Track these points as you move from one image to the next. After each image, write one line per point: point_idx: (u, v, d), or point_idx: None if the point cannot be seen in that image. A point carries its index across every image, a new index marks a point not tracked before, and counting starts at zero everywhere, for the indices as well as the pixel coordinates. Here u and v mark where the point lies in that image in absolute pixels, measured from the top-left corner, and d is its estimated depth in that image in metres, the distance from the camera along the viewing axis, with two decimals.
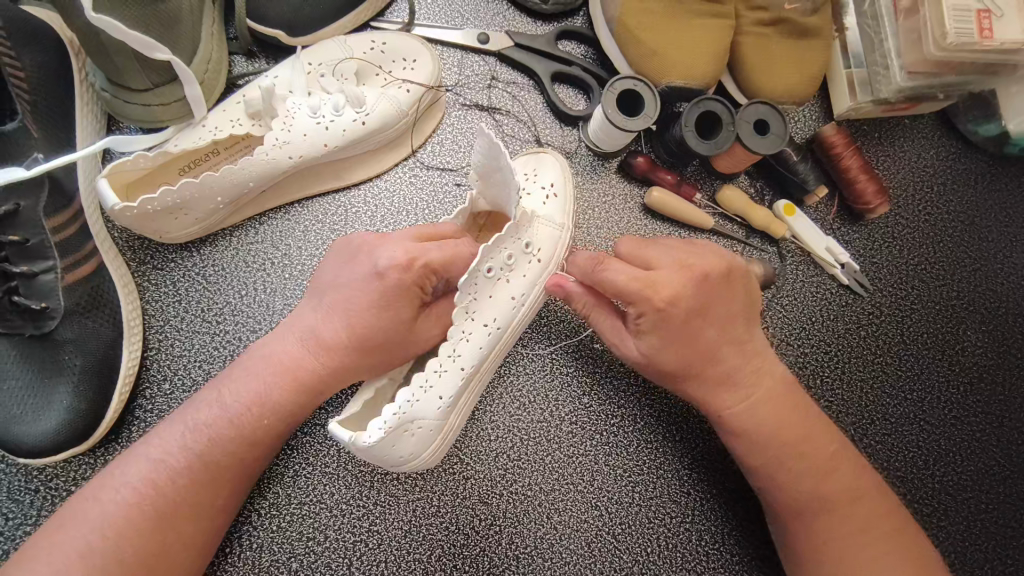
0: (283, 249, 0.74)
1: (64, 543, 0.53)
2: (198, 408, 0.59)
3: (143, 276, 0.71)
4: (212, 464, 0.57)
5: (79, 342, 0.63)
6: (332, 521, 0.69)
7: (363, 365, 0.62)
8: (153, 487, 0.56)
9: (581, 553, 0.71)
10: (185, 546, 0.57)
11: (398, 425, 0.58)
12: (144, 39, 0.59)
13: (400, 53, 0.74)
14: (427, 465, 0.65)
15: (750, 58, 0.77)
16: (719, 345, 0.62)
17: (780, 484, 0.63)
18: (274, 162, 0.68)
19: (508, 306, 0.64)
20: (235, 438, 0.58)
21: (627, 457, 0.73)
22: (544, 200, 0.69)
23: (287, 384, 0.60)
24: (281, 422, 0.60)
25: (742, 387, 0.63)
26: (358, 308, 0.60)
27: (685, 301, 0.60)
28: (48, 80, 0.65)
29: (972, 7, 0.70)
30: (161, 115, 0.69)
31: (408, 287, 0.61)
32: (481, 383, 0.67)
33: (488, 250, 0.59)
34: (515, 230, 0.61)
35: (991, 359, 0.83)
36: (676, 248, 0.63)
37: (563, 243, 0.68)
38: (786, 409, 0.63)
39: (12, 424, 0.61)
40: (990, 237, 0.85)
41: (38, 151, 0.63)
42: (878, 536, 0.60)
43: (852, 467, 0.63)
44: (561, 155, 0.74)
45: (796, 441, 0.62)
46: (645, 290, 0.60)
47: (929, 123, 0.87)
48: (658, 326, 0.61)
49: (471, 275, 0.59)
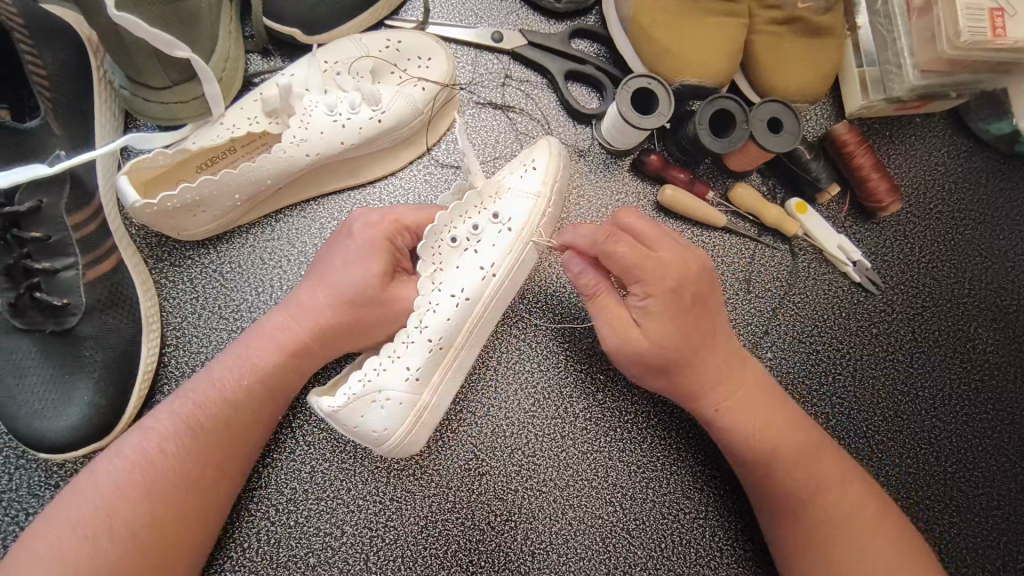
0: (299, 246, 0.75)
1: (60, 520, 0.53)
2: (191, 382, 0.61)
3: (160, 273, 0.72)
4: (199, 431, 0.59)
5: (99, 339, 0.64)
6: (348, 517, 0.69)
7: (343, 333, 0.63)
8: (149, 466, 0.56)
9: (595, 548, 0.71)
10: (190, 527, 0.58)
11: (363, 394, 0.60)
12: (164, 37, 0.60)
13: (414, 51, 0.74)
14: (406, 447, 0.64)
15: (763, 58, 0.78)
16: (713, 338, 0.63)
17: (776, 472, 0.63)
18: (291, 159, 0.68)
19: (477, 275, 0.63)
20: (218, 401, 0.60)
21: (641, 453, 0.74)
22: (522, 174, 0.67)
23: (268, 348, 0.62)
24: (260, 385, 0.61)
25: (727, 379, 0.63)
26: (334, 274, 0.64)
27: (689, 287, 0.61)
28: (69, 78, 0.65)
29: (986, 6, 0.70)
30: (179, 113, 0.70)
31: (378, 247, 0.64)
32: (465, 364, 0.66)
33: (445, 216, 0.62)
34: (475, 197, 0.64)
35: (1002, 357, 0.83)
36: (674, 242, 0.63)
37: (541, 213, 0.66)
38: (767, 394, 0.65)
39: (33, 419, 0.61)
40: (1001, 235, 0.86)
41: (60, 148, 0.64)
42: (867, 523, 0.61)
43: (835, 461, 0.64)
44: (554, 139, 0.71)
45: (782, 435, 0.63)
46: (658, 269, 0.59)
47: (940, 122, 0.87)
48: (670, 308, 0.60)
49: (429, 238, 0.62)
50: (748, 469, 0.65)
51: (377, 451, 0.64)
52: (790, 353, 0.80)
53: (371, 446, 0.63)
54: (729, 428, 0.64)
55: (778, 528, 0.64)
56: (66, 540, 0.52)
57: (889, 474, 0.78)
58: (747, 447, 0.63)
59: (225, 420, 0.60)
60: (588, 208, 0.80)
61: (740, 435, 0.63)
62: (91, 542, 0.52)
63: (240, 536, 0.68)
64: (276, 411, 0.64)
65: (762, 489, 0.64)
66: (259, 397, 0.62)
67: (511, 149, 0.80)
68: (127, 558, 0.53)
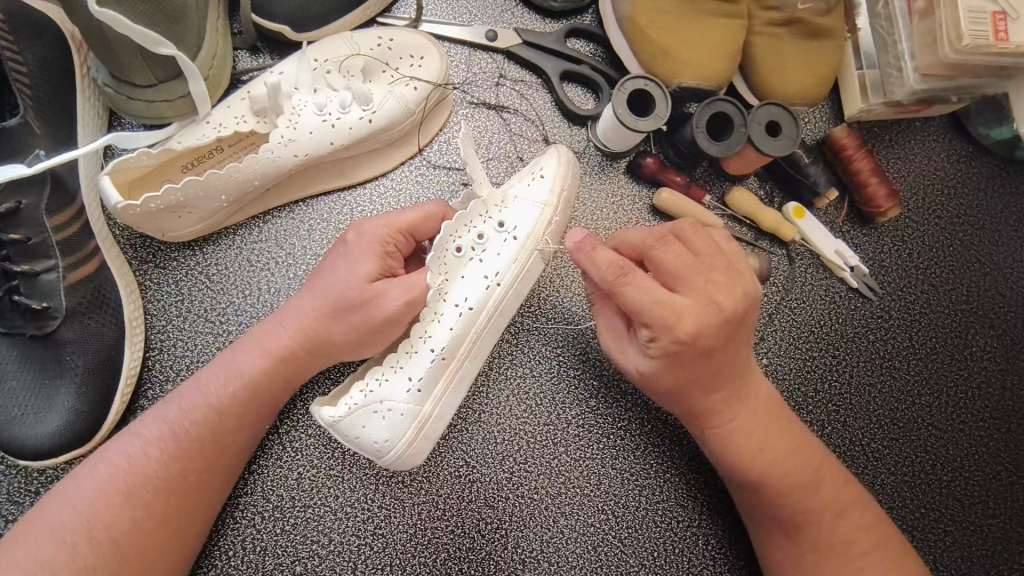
0: (287, 248, 0.73)
1: (40, 525, 0.52)
2: (182, 388, 0.60)
3: (145, 275, 0.70)
4: (185, 438, 0.58)
5: (81, 342, 0.62)
6: (335, 525, 0.68)
7: (332, 342, 0.61)
8: (133, 471, 0.55)
9: (586, 557, 0.70)
10: (177, 534, 0.57)
11: (365, 404, 0.60)
12: (148, 34, 0.59)
13: (407, 49, 0.73)
14: (408, 461, 0.63)
15: (760, 59, 0.77)
16: (716, 379, 0.60)
17: (770, 499, 0.62)
18: (280, 160, 0.67)
19: (481, 284, 0.62)
20: (204, 405, 0.59)
21: (634, 460, 0.73)
22: (530, 183, 0.66)
23: (256, 353, 0.61)
24: (245, 391, 0.60)
25: (731, 406, 0.62)
26: (325, 277, 0.62)
27: (702, 342, 0.56)
28: (50, 76, 0.64)
29: (988, 9, 0.68)
30: (164, 111, 0.68)
31: (371, 248, 0.61)
32: (468, 376, 0.65)
33: (451, 225, 0.60)
34: (481, 206, 0.63)
35: (999, 364, 0.83)
36: (699, 270, 0.58)
37: (547, 222, 0.65)
38: (771, 427, 0.63)
39: (12, 425, 0.60)
40: (1000, 241, 0.85)
41: (41, 148, 0.63)
42: (864, 552, 0.60)
43: (838, 483, 0.63)
44: (565, 147, 0.70)
45: (779, 465, 0.61)
46: (667, 320, 0.55)
47: (940, 125, 0.86)
48: (672, 356, 0.57)
49: (437, 252, 0.59)
50: (741, 488, 0.64)
51: (383, 458, 0.62)
52: (786, 359, 0.79)
53: (369, 456, 0.63)
54: (729, 452, 0.62)
55: (763, 544, 0.65)
56: (46, 545, 0.51)
57: (884, 483, 0.78)
58: (744, 475, 0.62)
59: (210, 427, 0.59)
60: (583, 211, 0.79)
61: (740, 461, 0.62)
62: (71, 548, 0.51)
63: (225, 544, 0.67)
64: (269, 416, 0.64)
65: (773, 517, 0.62)
66: (246, 403, 0.60)
67: (505, 150, 0.79)
68: (109, 562, 0.52)
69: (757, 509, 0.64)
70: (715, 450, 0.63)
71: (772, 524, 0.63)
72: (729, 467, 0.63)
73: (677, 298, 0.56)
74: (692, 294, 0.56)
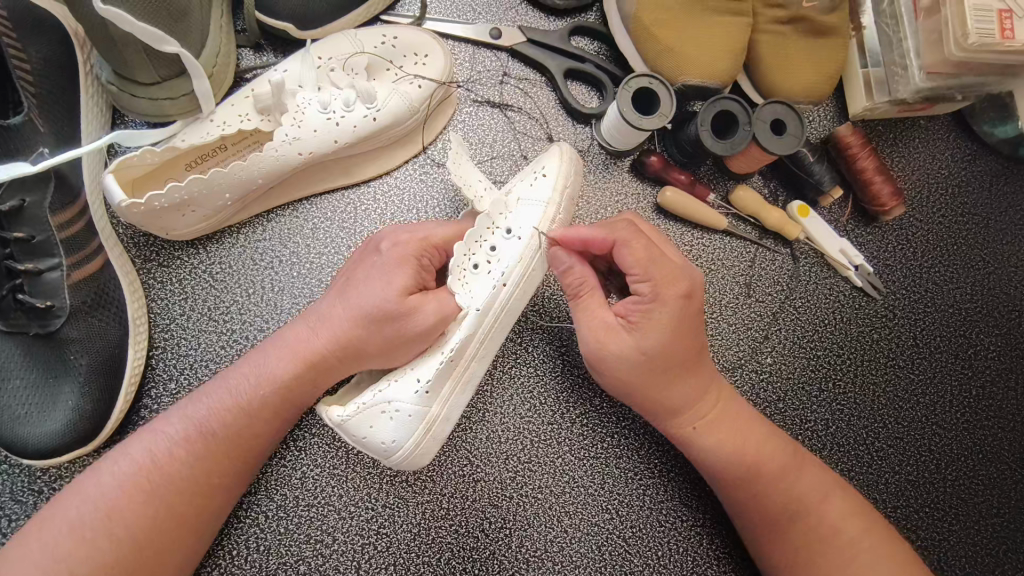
0: (290, 247, 0.73)
1: (54, 521, 0.52)
2: (210, 390, 0.59)
3: (148, 274, 0.70)
4: (209, 439, 0.57)
5: (84, 342, 0.62)
6: (340, 524, 0.68)
7: (365, 350, 0.60)
8: (155, 470, 0.55)
9: (590, 556, 0.70)
10: (193, 535, 0.57)
11: (373, 404, 0.60)
12: (154, 32, 0.58)
13: (412, 48, 0.72)
14: (414, 462, 0.63)
15: (765, 58, 0.77)
16: (697, 355, 0.62)
17: (761, 490, 0.62)
18: (284, 160, 0.67)
19: (488, 286, 0.62)
20: (231, 407, 0.59)
21: (637, 460, 0.73)
22: (533, 183, 0.66)
23: (285, 357, 0.60)
24: (274, 395, 0.60)
25: (705, 395, 0.63)
26: (357, 288, 0.61)
27: (695, 296, 0.61)
28: (55, 73, 0.64)
29: (995, 7, 0.68)
30: (168, 109, 0.68)
31: (410, 262, 0.61)
32: (475, 376, 0.65)
33: (463, 245, 0.61)
34: (487, 220, 0.63)
35: (1002, 364, 0.82)
36: (669, 246, 0.64)
37: (550, 220, 0.65)
38: (744, 417, 0.65)
39: (17, 425, 0.60)
40: (1004, 239, 0.85)
41: (43, 147, 0.62)
42: (854, 538, 0.60)
43: (818, 472, 0.64)
44: (570, 148, 0.70)
45: (760, 451, 0.63)
46: (665, 271, 0.59)
47: (943, 124, 0.86)
48: (675, 313, 0.59)
49: (454, 275, 0.61)
50: (730, 486, 0.63)
51: (393, 463, 0.62)
52: (790, 359, 0.79)
53: (389, 465, 0.63)
54: (707, 444, 0.63)
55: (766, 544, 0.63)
56: (64, 540, 0.51)
57: (887, 483, 0.77)
58: (729, 473, 0.63)
59: (237, 429, 0.58)
60: (586, 210, 0.79)
61: (721, 450, 0.63)
62: (88, 544, 0.51)
63: (228, 544, 0.66)
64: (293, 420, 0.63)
65: (763, 513, 0.62)
66: (275, 407, 0.60)
67: (509, 149, 0.79)
68: (122, 560, 0.52)
69: (750, 509, 0.63)
70: (696, 443, 0.64)
71: (764, 518, 0.62)
72: (710, 462, 0.64)
73: (666, 258, 0.60)
74: (675, 258, 0.61)
